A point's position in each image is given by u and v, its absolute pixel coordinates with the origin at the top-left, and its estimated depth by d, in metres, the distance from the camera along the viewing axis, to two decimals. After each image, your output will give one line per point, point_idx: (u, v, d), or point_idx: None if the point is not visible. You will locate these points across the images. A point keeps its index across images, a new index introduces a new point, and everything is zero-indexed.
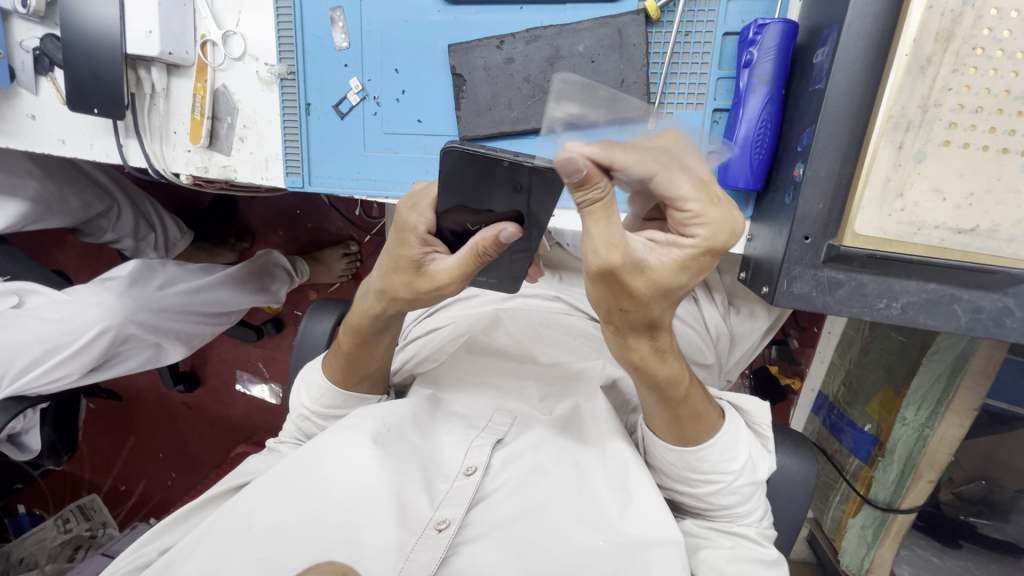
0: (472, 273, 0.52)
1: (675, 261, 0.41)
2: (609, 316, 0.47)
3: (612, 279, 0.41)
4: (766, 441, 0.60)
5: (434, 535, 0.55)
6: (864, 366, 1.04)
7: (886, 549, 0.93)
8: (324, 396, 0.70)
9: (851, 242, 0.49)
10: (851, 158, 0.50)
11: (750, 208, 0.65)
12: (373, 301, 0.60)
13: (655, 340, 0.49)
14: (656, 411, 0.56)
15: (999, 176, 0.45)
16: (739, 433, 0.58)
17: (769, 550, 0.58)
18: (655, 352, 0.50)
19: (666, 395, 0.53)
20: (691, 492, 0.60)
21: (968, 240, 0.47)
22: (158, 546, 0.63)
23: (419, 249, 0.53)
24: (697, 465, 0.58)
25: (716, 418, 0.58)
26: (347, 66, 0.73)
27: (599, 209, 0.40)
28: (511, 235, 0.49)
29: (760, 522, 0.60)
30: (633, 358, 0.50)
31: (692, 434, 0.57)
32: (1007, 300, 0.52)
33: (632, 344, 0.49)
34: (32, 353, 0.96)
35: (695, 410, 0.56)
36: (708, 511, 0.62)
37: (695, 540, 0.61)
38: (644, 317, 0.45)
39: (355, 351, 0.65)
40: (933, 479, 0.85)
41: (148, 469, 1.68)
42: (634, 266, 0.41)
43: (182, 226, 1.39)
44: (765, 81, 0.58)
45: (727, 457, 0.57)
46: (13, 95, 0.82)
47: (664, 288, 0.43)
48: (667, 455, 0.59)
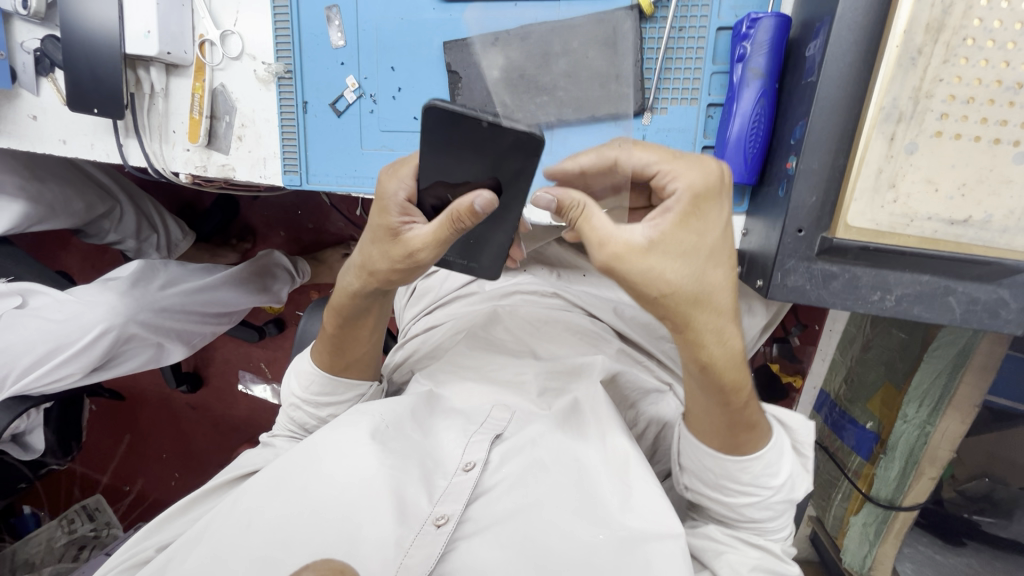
0: (449, 242, 0.52)
1: (672, 220, 0.45)
2: (660, 311, 0.47)
3: (620, 268, 0.45)
4: (806, 460, 0.60)
5: (434, 530, 0.55)
6: (866, 363, 1.03)
7: (890, 546, 0.93)
8: (313, 382, 0.70)
9: (845, 234, 0.49)
10: (843, 150, 0.50)
11: (745, 203, 0.65)
12: (351, 278, 0.61)
13: (721, 338, 0.49)
14: (714, 419, 0.55)
15: (992, 167, 0.45)
16: (784, 449, 0.58)
17: (792, 567, 0.58)
18: (722, 353, 0.49)
19: (728, 401, 0.53)
20: (725, 501, 0.59)
21: (961, 232, 0.47)
22: (156, 541, 0.64)
23: (397, 217, 0.53)
24: (738, 475, 0.57)
25: (765, 430, 0.57)
26: (343, 65, 0.73)
27: (586, 216, 0.47)
28: (487, 203, 0.48)
29: (783, 538, 0.62)
30: (701, 358, 0.49)
31: (745, 443, 0.56)
32: (1002, 292, 0.51)
33: (700, 342, 0.48)
34: (36, 353, 0.96)
35: (751, 419, 0.55)
36: (735, 520, 0.61)
37: (718, 545, 0.60)
38: (683, 300, 0.45)
39: (340, 334, 0.66)
40: (935, 475, 0.86)
41: (151, 470, 1.68)
42: (639, 248, 0.44)
43: (183, 227, 1.40)
44: (758, 75, 0.58)
45: (769, 472, 0.57)
46: (14, 96, 0.83)
47: (683, 254, 0.45)
48: (708, 461, 0.58)
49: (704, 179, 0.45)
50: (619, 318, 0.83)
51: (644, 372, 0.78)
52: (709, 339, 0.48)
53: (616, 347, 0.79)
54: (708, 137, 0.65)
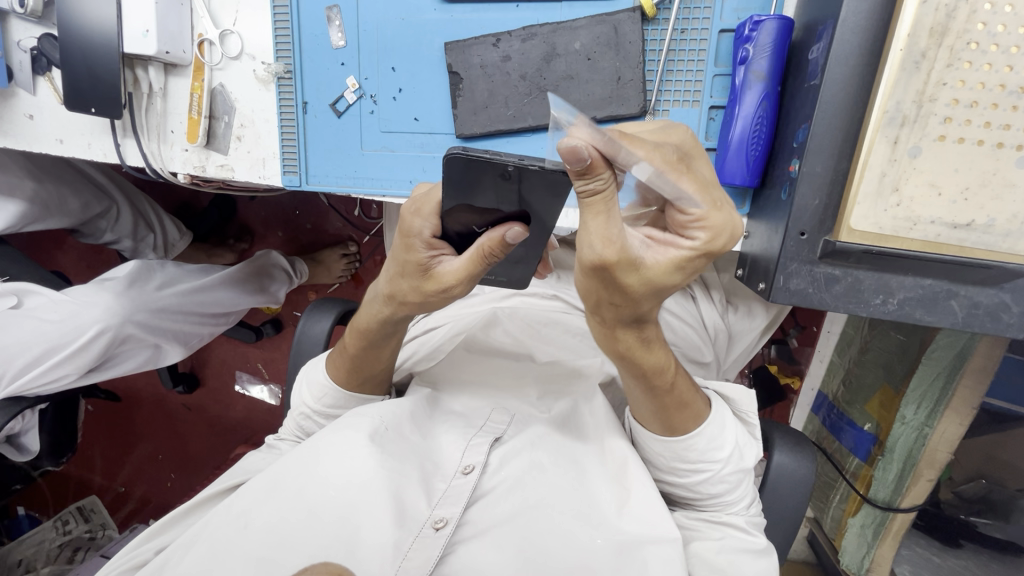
0: (481, 274, 0.52)
1: (673, 259, 0.41)
2: (599, 310, 0.46)
3: (605, 275, 0.41)
4: (752, 428, 0.61)
5: (432, 533, 0.54)
6: (864, 365, 1.04)
7: (887, 548, 0.93)
8: (327, 396, 0.70)
9: (847, 237, 0.49)
10: (846, 154, 0.50)
11: (746, 206, 0.65)
12: (380, 307, 0.61)
13: (642, 331, 0.50)
14: (644, 404, 0.57)
15: (995, 171, 0.45)
16: (726, 422, 0.58)
17: (757, 538, 0.57)
18: (640, 343, 0.50)
19: (653, 385, 0.54)
20: (681, 482, 0.60)
21: (965, 235, 0.47)
22: (155, 544, 0.63)
23: (426, 253, 0.53)
24: (685, 454, 0.58)
25: (701, 408, 0.58)
26: (344, 65, 0.73)
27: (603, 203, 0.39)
28: (518, 235, 0.49)
29: (748, 509, 0.60)
30: (620, 348, 0.50)
31: (680, 424, 0.57)
32: (1003, 296, 0.51)
33: (621, 336, 0.49)
34: (30, 353, 0.95)
35: (682, 398, 0.56)
36: (698, 500, 0.62)
37: (685, 532, 0.62)
38: (624, 308, 0.45)
39: (361, 353, 0.65)
40: (933, 477, 0.86)
41: (147, 471, 1.67)
42: (632, 268, 0.41)
43: (181, 227, 1.39)
44: (760, 77, 0.58)
45: (714, 446, 0.57)
46: (10, 95, 0.82)
47: (658, 285, 0.43)
48: (656, 446, 0.60)
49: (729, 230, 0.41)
50: None
51: None
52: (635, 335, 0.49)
53: None
54: (711, 139, 0.65)
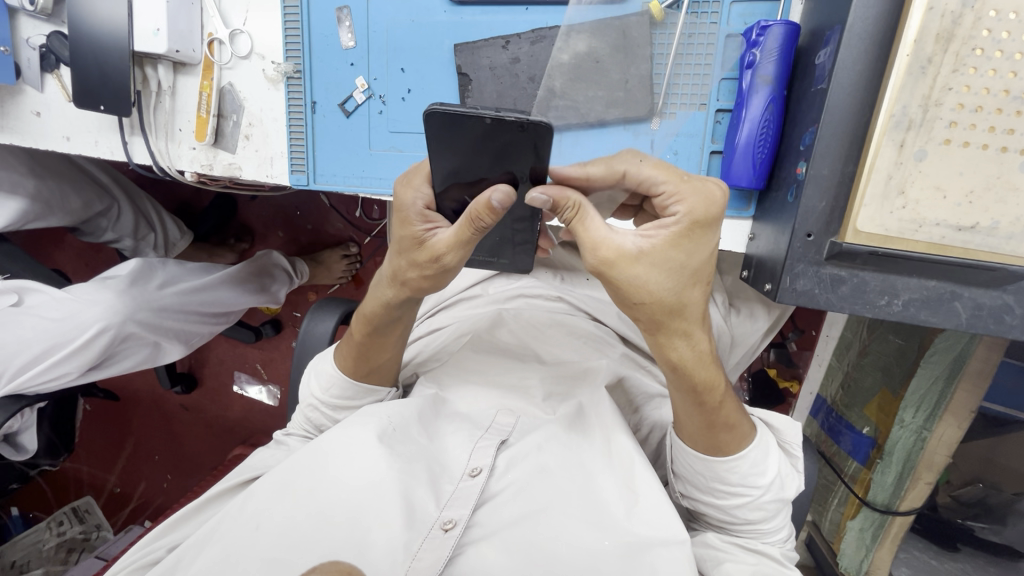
0: (477, 242, 0.50)
1: (666, 239, 0.45)
2: (636, 316, 0.48)
3: (610, 274, 0.45)
4: (796, 461, 0.61)
5: (441, 534, 0.55)
6: (863, 369, 1.04)
7: (886, 551, 0.95)
8: (335, 386, 0.70)
9: (854, 239, 0.50)
10: (853, 157, 0.51)
11: (752, 208, 0.66)
12: (385, 289, 0.61)
13: (691, 341, 0.51)
14: (691, 417, 0.57)
15: (998, 174, 0.45)
16: (771, 449, 0.59)
17: (789, 570, 0.59)
18: (691, 354, 0.51)
19: (702, 400, 0.55)
20: (716, 503, 0.61)
21: (969, 238, 0.47)
22: (165, 543, 0.63)
23: (419, 225, 0.53)
24: (726, 476, 0.59)
25: (746, 431, 0.59)
26: (353, 65, 0.74)
27: (580, 219, 0.46)
28: (505, 198, 0.47)
29: (782, 542, 0.63)
30: (671, 358, 0.51)
31: (725, 442, 0.58)
32: (1007, 298, 0.52)
33: (667, 343, 0.50)
34: (31, 351, 0.95)
35: (729, 418, 0.57)
36: (732, 525, 0.62)
37: (717, 553, 0.60)
38: (662, 309, 0.47)
39: (367, 341, 0.66)
40: (932, 480, 0.87)
41: (143, 472, 1.66)
42: (629, 256, 0.45)
43: (182, 227, 1.39)
44: (767, 81, 0.59)
45: (756, 471, 0.58)
46: (18, 92, 0.82)
47: (671, 269, 0.45)
48: (696, 464, 0.60)
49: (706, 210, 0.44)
50: (621, 323, 0.84)
51: (647, 377, 0.79)
52: (679, 344, 0.50)
53: (620, 351, 0.80)
54: (717, 142, 0.65)
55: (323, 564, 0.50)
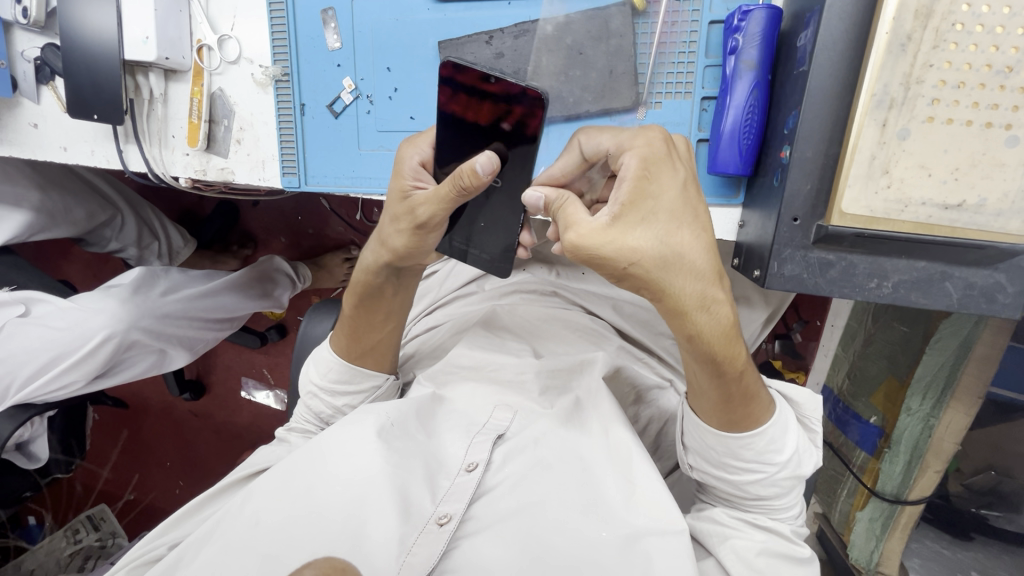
0: (453, 203, 0.53)
1: (627, 187, 0.46)
2: (630, 282, 0.47)
3: (580, 246, 0.46)
4: (815, 436, 0.62)
5: (436, 529, 0.55)
6: (867, 357, 1.03)
7: (896, 541, 0.93)
8: (332, 369, 0.72)
9: (839, 221, 0.49)
10: (837, 138, 0.50)
11: (741, 195, 0.65)
12: (370, 257, 0.65)
13: (710, 308, 0.47)
14: (707, 392, 0.56)
15: (983, 151, 0.45)
16: (788, 425, 0.59)
17: (800, 548, 0.58)
18: (709, 320, 0.48)
19: (722, 372, 0.52)
20: (729, 479, 0.60)
21: (955, 216, 0.47)
22: (167, 540, 0.63)
23: (410, 180, 0.58)
24: (740, 452, 0.58)
25: (767, 404, 0.58)
26: (340, 66, 0.74)
27: (564, 206, 0.49)
28: (488, 167, 0.49)
29: (794, 519, 0.62)
30: (686, 326, 0.48)
31: (744, 418, 0.56)
32: (998, 276, 0.51)
33: (681, 310, 0.47)
34: (38, 360, 0.98)
35: (748, 391, 0.55)
36: (742, 500, 0.61)
37: (724, 529, 0.60)
38: (651, 267, 0.45)
39: (355, 315, 0.68)
40: (940, 468, 0.86)
41: (155, 478, 1.68)
42: (599, 224, 0.46)
43: (185, 234, 1.41)
44: (751, 66, 0.58)
45: (773, 448, 0.57)
46: (15, 104, 0.84)
47: (643, 218, 0.45)
48: (710, 439, 0.59)
49: (649, 146, 0.48)
50: (617, 316, 0.85)
51: (644, 368, 0.79)
52: (692, 306, 0.47)
53: (616, 344, 0.80)
54: (703, 130, 0.65)
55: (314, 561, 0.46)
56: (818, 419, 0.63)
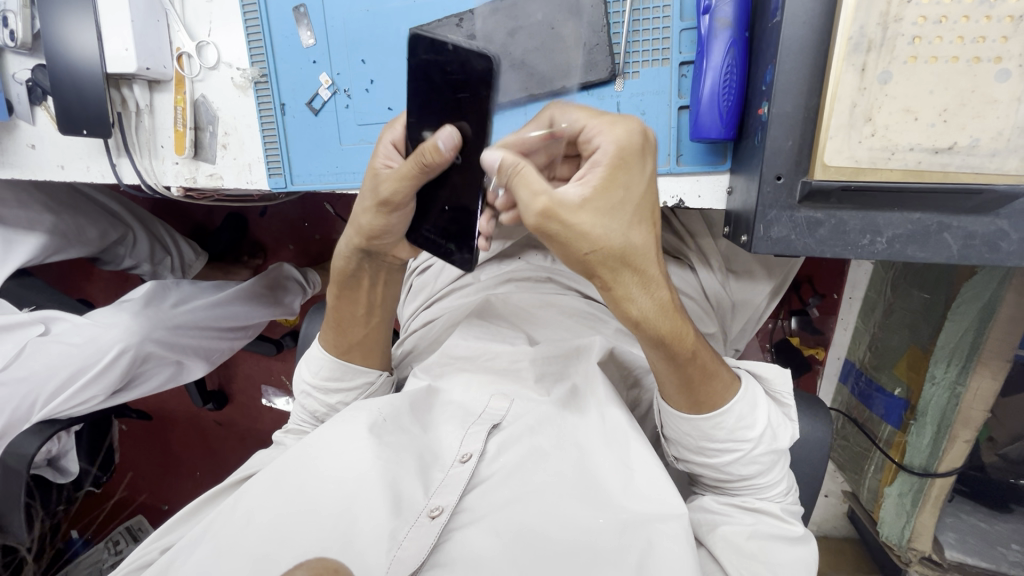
0: (414, 180, 0.54)
1: (601, 176, 0.45)
2: (586, 270, 0.47)
3: (547, 223, 0.44)
4: (787, 409, 0.60)
5: (428, 522, 0.54)
6: (889, 328, 0.99)
7: (928, 515, 0.89)
8: (323, 368, 0.72)
9: (823, 175, 0.48)
10: (816, 90, 0.48)
11: (728, 161, 0.63)
12: (341, 249, 0.65)
13: (650, 291, 0.48)
14: (667, 376, 0.54)
15: (973, 88, 0.43)
16: (757, 401, 0.57)
17: (792, 526, 0.56)
18: (653, 305, 0.48)
19: (675, 353, 0.52)
20: (709, 462, 0.58)
21: (947, 160, 0.45)
22: (159, 545, 0.65)
23: (381, 160, 0.58)
24: (711, 433, 0.56)
25: (729, 380, 0.56)
26: (316, 62, 0.74)
27: (520, 173, 0.46)
28: (450, 141, 0.50)
29: (782, 496, 0.60)
30: (632, 313, 0.48)
31: (707, 397, 0.55)
32: (1001, 223, 0.48)
33: (624, 295, 0.48)
34: (59, 376, 1.00)
35: (706, 368, 0.54)
36: (726, 483, 0.60)
37: (714, 517, 0.58)
38: (610, 255, 0.45)
39: (339, 306, 0.69)
40: (970, 438, 0.82)
41: (184, 488, 1.73)
42: (571, 205, 0.44)
43: (196, 248, 1.44)
44: (727, 24, 0.56)
45: (744, 424, 0.56)
46: (13, 127, 0.86)
47: (611, 207, 0.44)
48: (682, 425, 0.57)
49: (627, 134, 0.46)
50: None
51: None
52: (636, 291, 0.47)
53: (613, 326, 0.78)
54: (683, 97, 0.63)
55: (308, 560, 0.44)
56: (790, 393, 0.60)
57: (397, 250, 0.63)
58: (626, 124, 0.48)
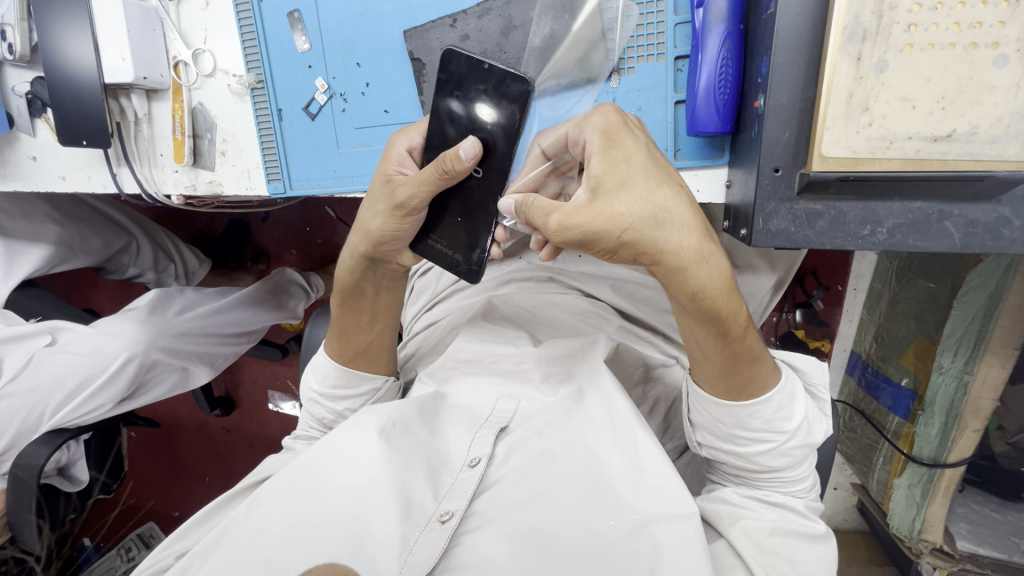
0: (432, 187, 0.54)
1: (599, 159, 0.46)
2: (631, 254, 0.46)
3: (570, 224, 0.45)
4: (823, 404, 0.60)
5: (438, 527, 0.54)
6: (894, 318, 0.98)
7: (938, 506, 0.88)
8: (329, 375, 0.72)
9: (821, 166, 0.47)
10: (811, 80, 0.48)
11: (726, 154, 0.63)
12: (346, 259, 0.65)
13: (704, 262, 0.46)
14: (711, 357, 0.54)
15: (971, 74, 0.42)
16: (796, 392, 0.57)
17: (815, 523, 0.56)
18: (708, 276, 0.46)
19: (726, 330, 0.50)
20: (738, 452, 0.58)
21: (946, 147, 0.44)
22: (176, 549, 0.65)
23: (393, 166, 0.58)
24: (747, 421, 0.56)
25: (772, 369, 0.56)
26: (311, 67, 0.74)
27: (532, 202, 0.49)
28: (473, 153, 0.51)
29: (806, 493, 0.60)
30: (687, 288, 0.47)
31: (750, 381, 0.55)
32: (1003, 210, 0.48)
33: (679, 270, 0.46)
34: (67, 386, 1.00)
35: (752, 351, 0.54)
36: (752, 475, 0.60)
37: (735, 510, 0.58)
38: (644, 229, 0.44)
39: (344, 315, 0.69)
40: (979, 428, 0.81)
41: (194, 493, 1.74)
42: (582, 203, 0.45)
43: (199, 255, 1.44)
44: (721, 17, 0.55)
45: (782, 415, 0.55)
46: (14, 140, 0.87)
47: (620, 183, 0.44)
48: (715, 411, 0.57)
49: (605, 118, 0.47)
50: (617, 296, 0.82)
51: (648, 347, 0.77)
52: (690, 260, 0.45)
53: (616, 324, 0.78)
54: (680, 91, 0.63)
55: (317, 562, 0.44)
56: (827, 387, 0.60)
57: (396, 253, 0.62)
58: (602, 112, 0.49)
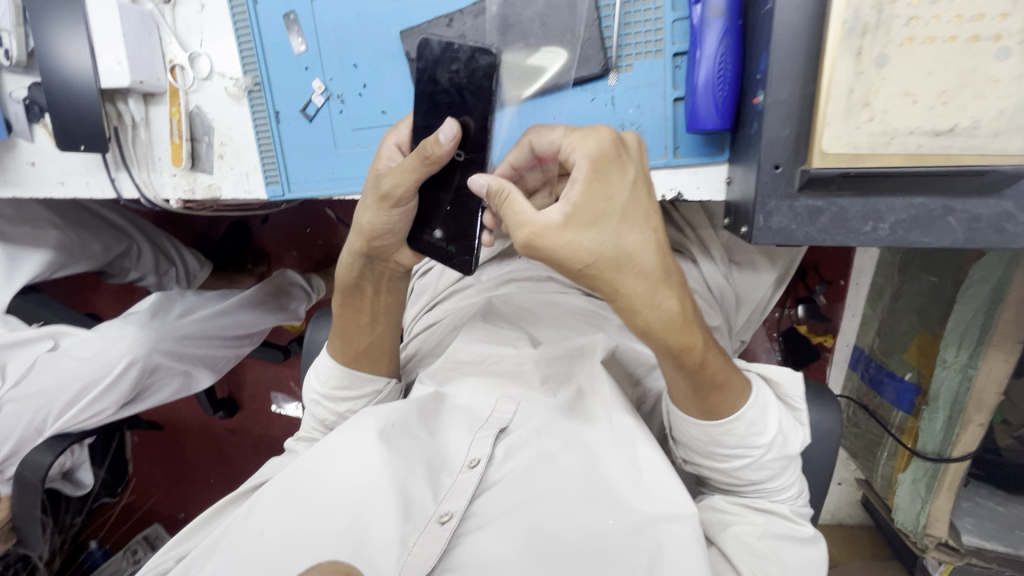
0: (417, 174, 0.54)
1: (580, 190, 0.45)
2: (588, 286, 0.46)
3: (538, 247, 0.45)
4: (798, 414, 0.59)
5: (438, 527, 0.54)
6: (897, 313, 0.98)
7: (943, 501, 0.87)
8: (331, 377, 0.72)
9: (821, 163, 0.47)
10: (811, 76, 0.48)
11: (726, 151, 0.63)
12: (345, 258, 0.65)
13: (658, 303, 0.46)
14: (678, 382, 0.54)
15: (972, 68, 0.42)
16: (768, 406, 0.56)
17: (803, 526, 0.56)
18: (659, 317, 0.47)
19: (682, 364, 0.50)
20: (719, 466, 0.58)
21: (948, 142, 0.44)
22: (176, 553, 0.65)
23: (383, 160, 0.58)
24: (722, 439, 0.56)
25: (740, 390, 0.55)
26: (308, 69, 0.74)
27: (507, 200, 0.47)
28: (450, 134, 0.50)
29: (794, 500, 0.59)
30: (639, 324, 0.47)
31: (717, 405, 0.54)
32: (1006, 204, 0.47)
33: (633, 307, 0.46)
34: (70, 390, 1.01)
35: (717, 380, 0.53)
36: (740, 487, 0.60)
37: (724, 516, 0.58)
38: (604, 268, 0.44)
39: (343, 316, 0.69)
40: (984, 421, 0.80)
41: (199, 495, 1.74)
42: (555, 226, 0.44)
43: (200, 258, 1.44)
44: (718, 13, 0.55)
45: (755, 430, 0.55)
46: (13, 146, 0.87)
47: (594, 220, 0.44)
48: (691, 430, 0.57)
49: (599, 146, 0.46)
50: None
51: None
52: (642, 303, 0.46)
53: (618, 323, 0.77)
54: (678, 88, 0.62)
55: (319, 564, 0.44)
56: (802, 398, 0.59)
57: (392, 250, 0.62)
58: (597, 134, 0.48)
